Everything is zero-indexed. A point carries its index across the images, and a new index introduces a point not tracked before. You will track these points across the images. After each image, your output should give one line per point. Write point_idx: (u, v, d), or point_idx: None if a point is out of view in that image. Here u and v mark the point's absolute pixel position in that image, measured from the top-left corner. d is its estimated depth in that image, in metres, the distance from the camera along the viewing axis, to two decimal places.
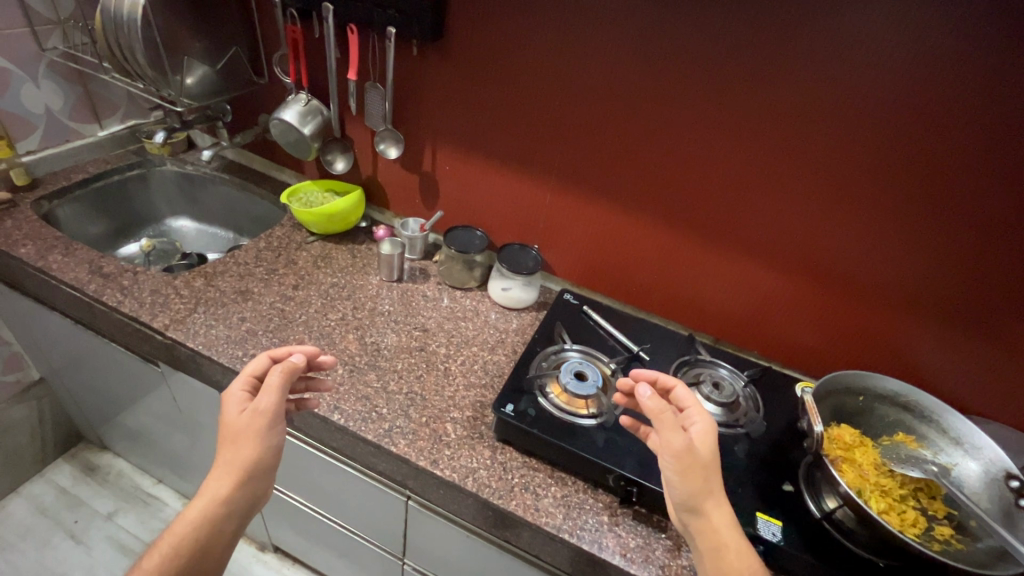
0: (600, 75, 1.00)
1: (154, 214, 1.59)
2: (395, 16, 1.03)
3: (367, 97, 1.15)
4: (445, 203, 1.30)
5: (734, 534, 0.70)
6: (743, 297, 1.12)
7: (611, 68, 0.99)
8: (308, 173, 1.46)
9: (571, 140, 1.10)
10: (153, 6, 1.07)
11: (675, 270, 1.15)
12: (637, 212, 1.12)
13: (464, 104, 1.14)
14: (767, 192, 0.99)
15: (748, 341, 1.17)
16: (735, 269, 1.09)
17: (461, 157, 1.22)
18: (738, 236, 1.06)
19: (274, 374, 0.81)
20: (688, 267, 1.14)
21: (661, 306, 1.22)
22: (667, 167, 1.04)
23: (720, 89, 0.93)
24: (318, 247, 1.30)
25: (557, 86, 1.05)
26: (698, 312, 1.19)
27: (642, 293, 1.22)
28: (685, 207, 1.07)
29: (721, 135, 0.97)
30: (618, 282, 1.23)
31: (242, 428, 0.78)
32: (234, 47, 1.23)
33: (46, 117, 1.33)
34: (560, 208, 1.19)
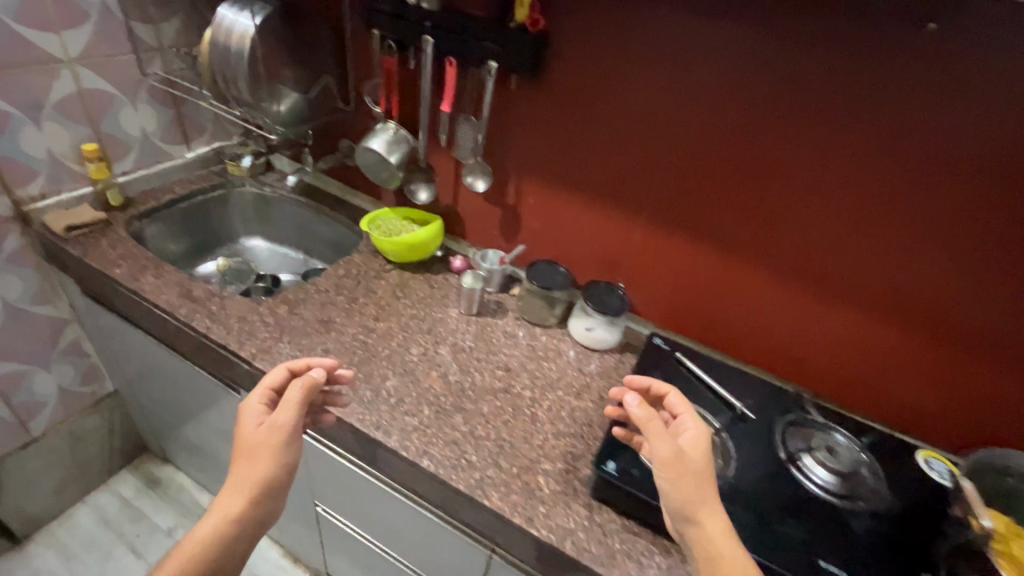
0: (687, 109, 0.97)
1: (230, 234, 1.61)
2: (497, 49, 1.01)
3: (458, 129, 1.14)
4: (527, 237, 1.26)
5: (731, 546, 0.69)
6: (839, 345, 1.04)
7: (708, 105, 0.95)
8: (385, 200, 1.45)
9: (660, 177, 1.05)
10: (260, 37, 1.10)
11: (767, 316, 1.08)
12: (728, 254, 1.06)
13: (555, 137, 1.11)
14: (867, 233, 0.92)
15: (850, 398, 1.07)
16: (829, 315, 1.02)
17: (548, 191, 1.18)
18: (833, 280, 0.98)
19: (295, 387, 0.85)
20: (783, 315, 1.07)
21: (746, 352, 1.14)
22: (755, 205, 0.99)
23: (816, 124, 0.88)
24: (396, 276, 1.29)
25: (641, 119, 1.02)
26: (788, 360, 1.11)
27: (729, 339, 1.15)
28: (775, 246, 1.01)
29: (817, 171, 0.91)
30: (702, 325, 1.17)
31: (261, 441, 0.81)
32: (326, 76, 1.24)
33: (141, 139, 1.36)
34: (645, 247, 1.14)
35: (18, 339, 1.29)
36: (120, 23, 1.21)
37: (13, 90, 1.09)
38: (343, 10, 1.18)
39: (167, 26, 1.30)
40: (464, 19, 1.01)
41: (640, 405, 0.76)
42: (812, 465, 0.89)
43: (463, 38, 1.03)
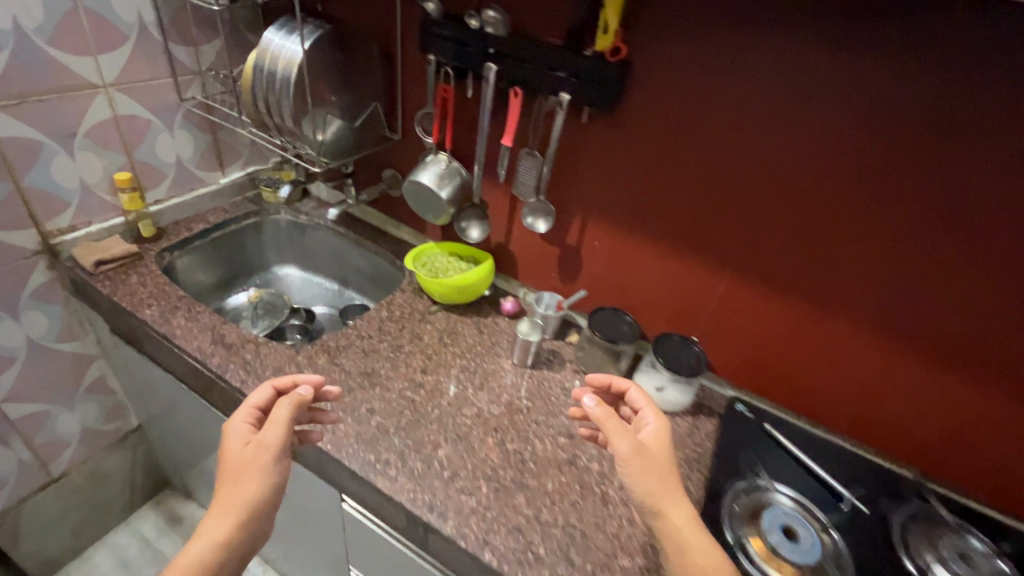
0: (778, 147, 0.85)
1: (263, 262, 1.53)
2: (572, 80, 0.90)
3: (519, 165, 1.03)
4: (588, 280, 1.14)
5: (697, 535, 0.70)
6: (957, 421, 0.89)
7: (802, 143, 0.83)
8: (429, 232, 1.35)
9: (729, 217, 0.94)
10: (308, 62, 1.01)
11: (866, 383, 0.94)
12: (804, 304, 0.94)
13: (626, 176, 0.99)
14: (1000, 294, 0.77)
15: (968, 481, 0.92)
16: (945, 385, 0.87)
17: (615, 233, 1.06)
18: (953, 346, 0.84)
19: (280, 406, 0.81)
20: (869, 376, 0.93)
21: (839, 421, 1.00)
22: (857, 257, 0.86)
23: (941, 168, 0.74)
24: (442, 320, 1.18)
25: (722, 157, 0.90)
26: (890, 434, 0.96)
27: (806, 399, 1.02)
28: (880, 304, 0.87)
29: (940, 222, 0.78)
30: (786, 387, 1.03)
31: (246, 459, 0.77)
32: (373, 103, 1.15)
33: (176, 166, 1.29)
34: (711, 293, 1.02)
35: (41, 377, 1.22)
36: (158, 45, 1.14)
37: (46, 119, 1.02)
38: (394, 32, 1.08)
39: (206, 48, 1.22)
40: (535, 46, 0.90)
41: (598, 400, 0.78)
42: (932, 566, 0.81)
43: (532, 66, 0.92)
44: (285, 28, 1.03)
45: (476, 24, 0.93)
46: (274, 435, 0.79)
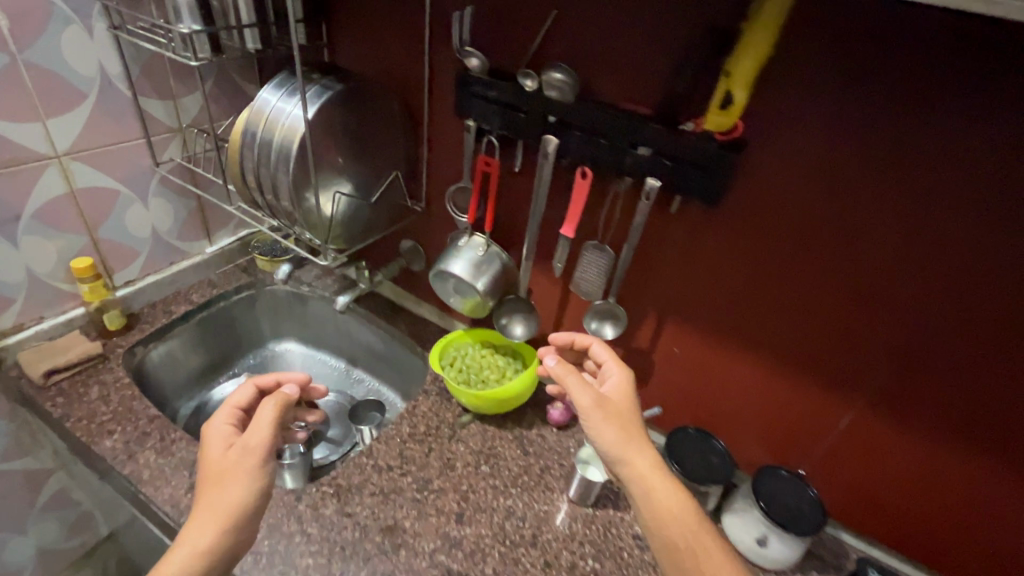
0: (919, 236, 0.62)
1: (256, 339, 1.29)
2: (663, 163, 0.67)
3: (581, 258, 0.80)
4: (660, 390, 0.92)
5: (667, 487, 0.68)
6: None
7: (957, 231, 0.60)
8: (455, 314, 1.12)
9: (827, 323, 0.72)
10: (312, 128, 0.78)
11: None
12: (930, 436, 0.72)
13: (718, 272, 0.77)
14: None
15: None
16: None
17: (699, 339, 0.84)
18: None
19: (265, 409, 0.71)
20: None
21: None
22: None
23: None
24: (478, 437, 0.95)
25: (838, 248, 0.67)
26: None
27: (929, 548, 0.79)
28: None
29: None
30: (919, 533, 0.78)
31: (230, 467, 0.66)
32: (394, 170, 0.93)
33: (151, 240, 1.07)
34: (801, 411, 0.80)
35: None
36: (128, 102, 0.92)
37: None
38: (420, 87, 0.86)
39: (186, 101, 1.00)
40: (615, 118, 0.68)
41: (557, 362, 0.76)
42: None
43: (609, 142, 0.69)
44: (284, 87, 0.80)
45: (533, 85, 0.71)
46: (262, 441, 0.68)
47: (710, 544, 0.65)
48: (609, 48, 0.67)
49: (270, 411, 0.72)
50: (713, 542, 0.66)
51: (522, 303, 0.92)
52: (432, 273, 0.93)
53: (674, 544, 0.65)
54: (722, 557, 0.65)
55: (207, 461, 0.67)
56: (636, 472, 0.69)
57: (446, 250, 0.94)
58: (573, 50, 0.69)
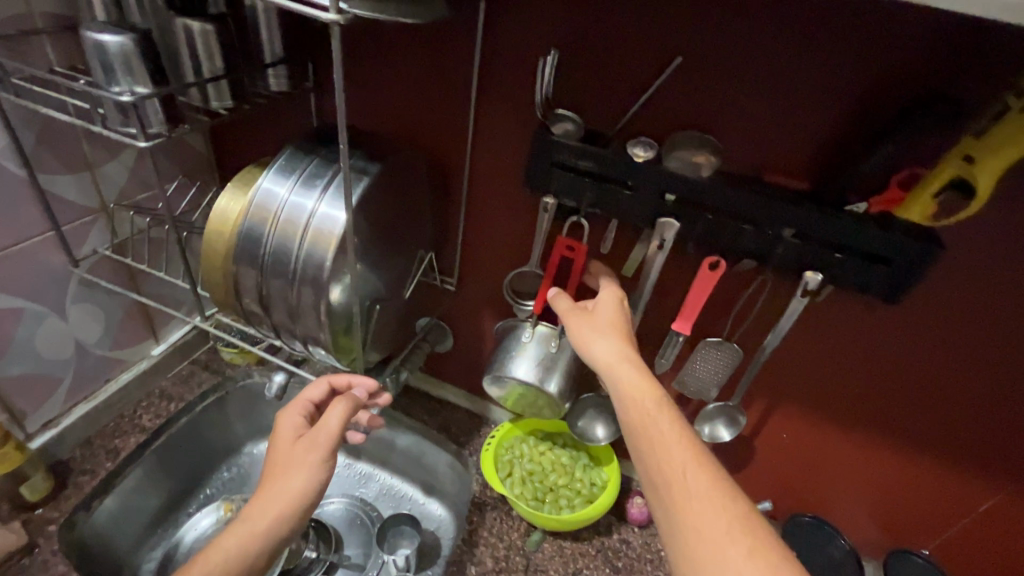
0: None
1: (228, 444, 1.01)
2: (830, 253, 0.53)
3: (693, 354, 0.64)
4: (758, 476, 0.80)
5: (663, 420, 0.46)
6: None
7: None
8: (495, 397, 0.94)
9: (984, 419, 0.62)
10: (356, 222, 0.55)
11: None
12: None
13: (856, 363, 0.63)
14: None
15: None
16: None
17: (816, 427, 0.72)
18: None
19: (335, 408, 0.62)
20: None
21: None
22: None
23: None
24: (557, 560, 0.79)
25: (1005, 336, 0.55)
26: None
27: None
28: None
29: None
30: None
31: (291, 456, 0.59)
32: (424, 249, 0.72)
33: (76, 358, 0.79)
34: (927, 498, 0.71)
35: None
36: (25, 190, 0.63)
37: None
38: (461, 145, 0.65)
39: (108, 170, 0.71)
40: (767, 199, 0.52)
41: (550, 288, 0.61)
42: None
43: (756, 228, 0.54)
44: (295, 166, 0.54)
45: (647, 155, 0.54)
46: (330, 444, 0.59)
47: (668, 424, 0.46)
48: (752, 108, 0.51)
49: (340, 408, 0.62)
50: (674, 423, 0.46)
51: (601, 402, 0.76)
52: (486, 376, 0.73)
53: (624, 418, 0.48)
54: (682, 441, 0.45)
55: (276, 451, 0.60)
56: (595, 355, 0.52)
57: (501, 343, 0.74)
58: (700, 111, 0.53)
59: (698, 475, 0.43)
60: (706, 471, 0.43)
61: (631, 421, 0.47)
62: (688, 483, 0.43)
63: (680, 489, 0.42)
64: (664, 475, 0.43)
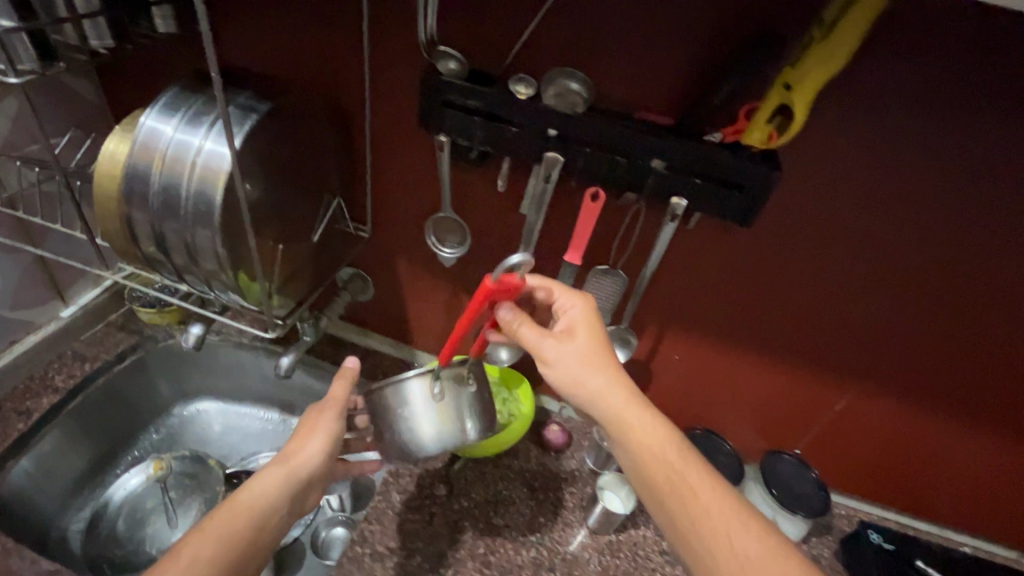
0: (886, 232, 0.62)
1: (156, 406, 1.03)
2: (691, 179, 0.59)
3: (585, 282, 0.71)
4: (657, 396, 0.89)
5: (697, 475, 0.54)
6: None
7: (913, 227, 0.61)
8: (420, 343, 0.98)
9: (838, 329, 0.72)
10: (249, 159, 0.57)
11: (942, 468, 0.83)
12: (918, 411, 0.78)
13: (722, 283, 0.72)
14: None
15: None
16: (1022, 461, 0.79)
17: (700, 346, 0.80)
18: None
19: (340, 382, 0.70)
20: (943, 456, 0.82)
21: (924, 505, 0.89)
22: (959, 345, 0.70)
23: None
24: (479, 483, 0.85)
25: (822, 250, 0.66)
26: (973, 510, 0.87)
27: (902, 494, 0.89)
28: (972, 392, 0.74)
29: None
30: (869, 477, 0.88)
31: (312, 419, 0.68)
32: (333, 197, 0.75)
33: None
34: (785, 402, 0.83)
35: None
36: None
37: None
38: (358, 88, 0.67)
39: None
40: (630, 130, 0.57)
41: (514, 310, 0.58)
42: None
43: (628, 161, 0.59)
44: (179, 105, 0.55)
45: (528, 92, 0.58)
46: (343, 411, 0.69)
47: (700, 480, 0.54)
48: (614, 45, 0.56)
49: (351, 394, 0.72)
50: (703, 473, 0.55)
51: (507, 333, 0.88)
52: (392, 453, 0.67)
53: (651, 477, 0.55)
54: (716, 489, 0.54)
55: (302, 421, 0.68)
56: (603, 407, 0.56)
57: (392, 415, 0.66)
58: (568, 48, 0.57)
59: (739, 526, 0.51)
60: (721, 496, 0.53)
61: (658, 478, 0.54)
62: (696, 493, 0.53)
63: (721, 540, 0.50)
64: (703, 531, 0.51)
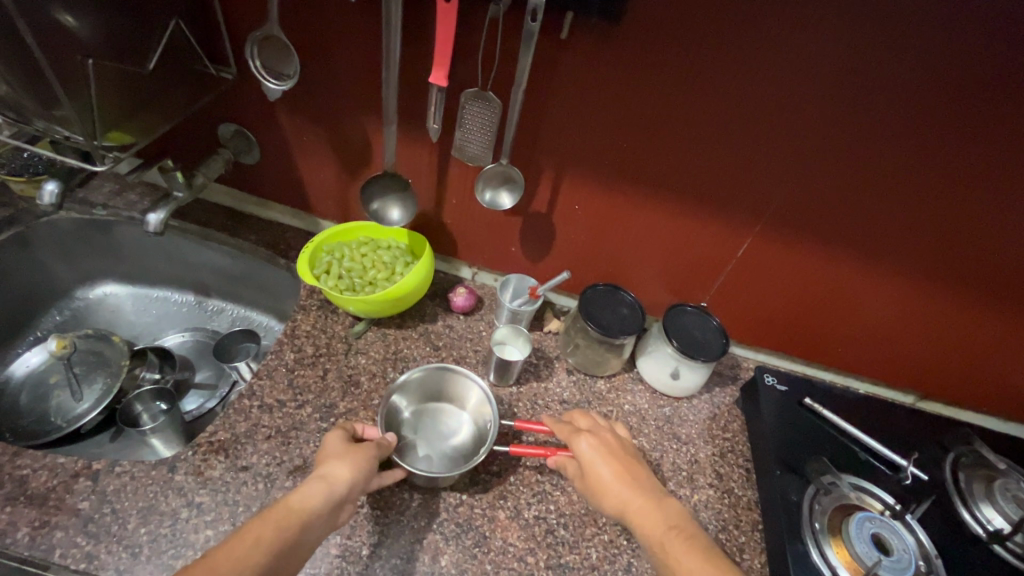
0: (755, 26, 0.56)
1: (54, 288, 0.98)
2: None
3: (461, 111, 0.67)
4: (562, 253, 0.86)
5: None
6: (919, 339, 0.81)
7: (779, 17, 0.55)
8: (320, 211, 0.93)
9: (738, 157, 0.67)
10: None
11: (829, 315, 0.82)
12: (824, 251, 0.74)
13: (603, 111, 0.66)
14: (978, 182, 0.62)
15: (923, 383, 0.88)
16: (909, 300, 0.76)
17: (598, 192, 0.75)
18: (933, 257, 0.71)
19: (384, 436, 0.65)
20: (831, 302, 0.80)
21: (818, 355, 0.89)
22: (836, 170, 0.65)
23: (944, 29, 0.52)
24: (379, 344, 0.84)
25: (693, 58, 0.59)
26: (865, 357, 0.87)
27: (811, 345, 0.88)
28: (855, 224, 0.70)
29: (922, 110, 0.58)
30: (767, 329, 0.88)
31: (349, 452, 0.60)
32: (173, 19, 0.64)
33: None
34: (680, 252, 0.80)
35: None
36: None
37: None
38: None
39: None
40: None
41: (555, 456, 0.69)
42: (984, 509, 0.73)
43: None
44: None
45: None
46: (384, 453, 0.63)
47: None
48: None
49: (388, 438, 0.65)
50: None
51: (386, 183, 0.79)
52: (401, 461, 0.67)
53: None
54: None
55: (330, 449, 0.61)
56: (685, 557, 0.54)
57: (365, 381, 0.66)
58: None
59: None
60: None
61: None
62: None
63: None
64: None
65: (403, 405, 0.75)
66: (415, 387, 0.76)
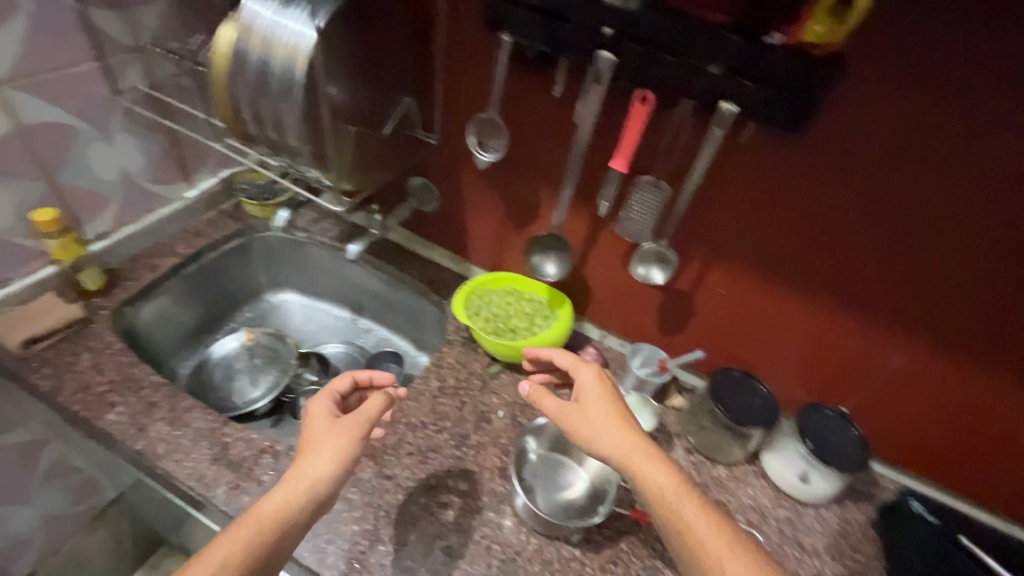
0: (936, 150, 0.58)
1: (251, 289, 1.18)
2: (743, 83, 0.59)
3: (631, 194, 0.74)
4: (698, 332, 0.87)
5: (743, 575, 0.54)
6: None
7: (964, 144, 0.56)
8: (475, 258, 1.04)
9: (896, 264, 0.66)
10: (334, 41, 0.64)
11: (994, 448, 0.74)
12: (928, 345, 0.70)
13: (767, 208, 0.69)
14: None
15: None
16: None
17: (748, 282, 0.77)
18: None
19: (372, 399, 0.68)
20: (998, 434, 0.72)
21: (975, 491, 0.79)
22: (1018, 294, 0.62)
23: None
24: (510, 387, 0.91)
25: (865, 171, 0.62)
26: None
27: (968, 478, 0.79)
28: None
29: None
30: (914, 450, 0.81)
31: (330, 432, 0.64)
32: (407, 97, 0.80)
33: (122, 184, 0.96)
34: (824, 353, 0.78)
35: None
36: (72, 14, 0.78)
37: None
38: None
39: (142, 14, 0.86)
40: (684, 27, 0.58)
41: (532, 385, 0.71)
42: None
43: (681, 60, 0.60)
44: None
45: None
46: (368, 425, 0.66)
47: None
48: None
49: (374, 405, 0.68)
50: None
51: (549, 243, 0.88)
52: (522, 494, 0.72)
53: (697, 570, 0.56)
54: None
55: (314, 426, 0.66)
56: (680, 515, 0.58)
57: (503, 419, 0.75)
58: None
59: None
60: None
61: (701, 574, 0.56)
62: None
63: None
64: None
65: (532, 448, 0.81)
66: (548, 433, 0.82)
